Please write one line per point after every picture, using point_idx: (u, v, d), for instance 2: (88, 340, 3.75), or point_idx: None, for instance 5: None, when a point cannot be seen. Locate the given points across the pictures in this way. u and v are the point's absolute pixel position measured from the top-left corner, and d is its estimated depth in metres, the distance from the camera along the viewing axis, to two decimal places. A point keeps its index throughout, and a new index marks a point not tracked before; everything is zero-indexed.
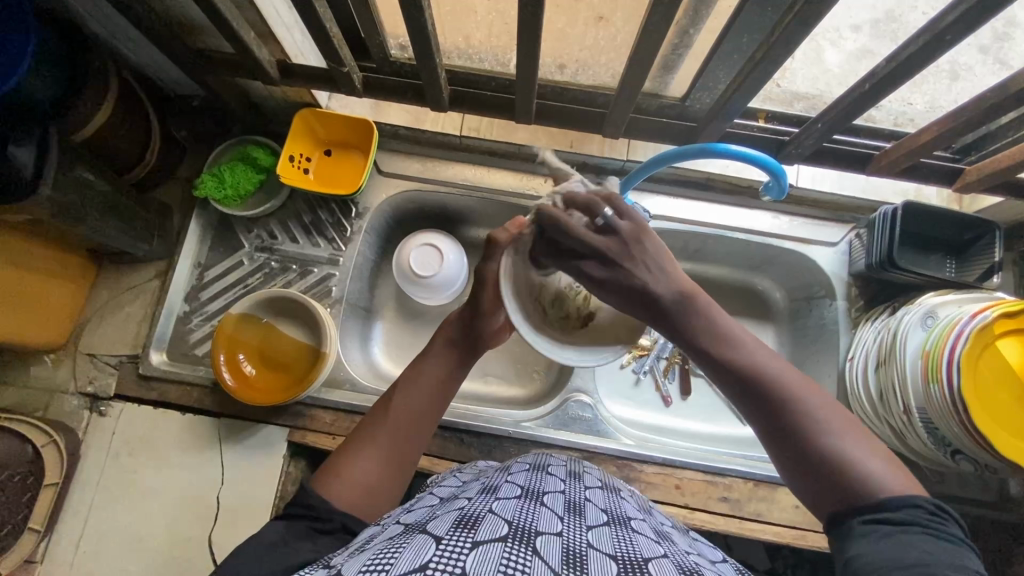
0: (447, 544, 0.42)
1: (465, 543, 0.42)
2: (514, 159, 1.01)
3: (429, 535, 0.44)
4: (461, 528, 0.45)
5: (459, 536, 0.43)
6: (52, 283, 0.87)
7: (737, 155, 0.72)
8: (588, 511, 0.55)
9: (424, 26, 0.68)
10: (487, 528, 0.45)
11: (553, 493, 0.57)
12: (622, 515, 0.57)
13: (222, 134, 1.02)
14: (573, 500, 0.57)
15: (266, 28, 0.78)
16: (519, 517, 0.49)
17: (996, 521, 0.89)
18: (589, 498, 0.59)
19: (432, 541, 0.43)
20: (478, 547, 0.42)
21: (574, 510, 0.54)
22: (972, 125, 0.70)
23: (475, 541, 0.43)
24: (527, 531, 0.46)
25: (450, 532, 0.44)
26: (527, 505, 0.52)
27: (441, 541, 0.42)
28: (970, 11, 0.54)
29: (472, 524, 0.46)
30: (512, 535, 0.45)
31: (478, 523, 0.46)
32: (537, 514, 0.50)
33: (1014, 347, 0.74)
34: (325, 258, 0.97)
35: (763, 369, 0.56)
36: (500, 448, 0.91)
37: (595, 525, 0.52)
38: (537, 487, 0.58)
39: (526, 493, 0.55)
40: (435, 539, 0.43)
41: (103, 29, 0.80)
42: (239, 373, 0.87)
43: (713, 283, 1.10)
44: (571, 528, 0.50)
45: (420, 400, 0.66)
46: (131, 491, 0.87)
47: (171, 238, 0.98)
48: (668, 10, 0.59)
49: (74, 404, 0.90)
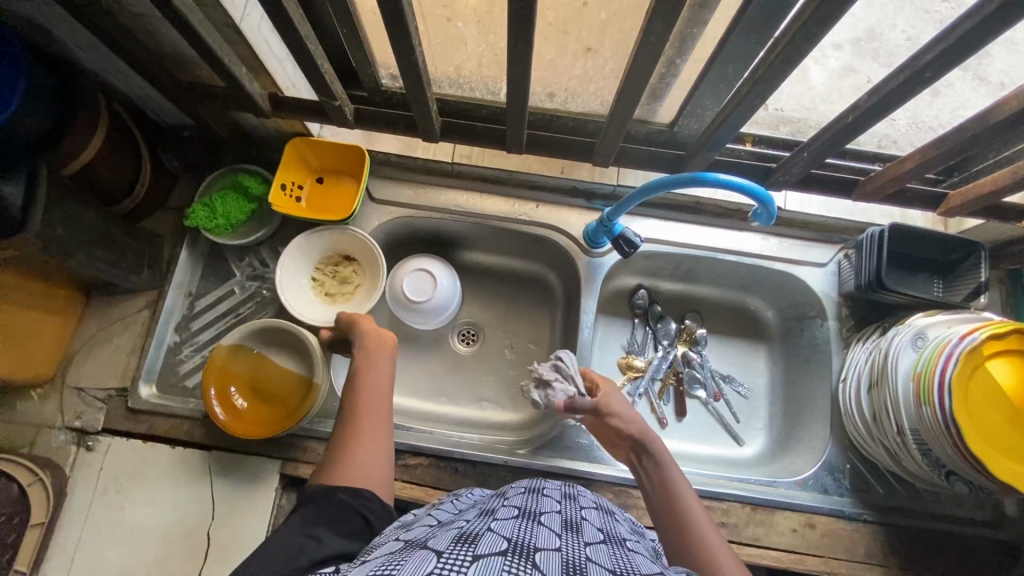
0: (447, 558, 0.42)
1: (465, 557, 0.42)
2: (506, 185, 1.02)
3: (431, 550, 0.44)
4: (461, 543, 0.45)
5: (459, 550, 0.43)
6: (41, 318, 0.86)
7: (723, 183, 0.73)
8: (584, 529, 0.55)
9: (414, 59, 0.69)
10: (487, 543, 0.45)
11: (549, 513, 0.56)
12: (618, 535, 0.57)
13: (213, 163, 1.02)
14: (570, 519, 0.56)
15: (258, 63, 0.78)
16: (517, 534, 0.48)
17: (993, 542, 0.89)
18: (585, 517, 0.59)
19: (432, 556, 0.43)
20: (479, 559, 0.42)
21: (570, 528, 0.54)
22: (953, 153, 0.72)
23: (475, 556, 0.43)
24: (526, 546, 0.46)
25: (451, 547, 0.44)
26: (525, 523, 0.52)
27: (442, 555, 0.43)
28: (949, 49, 0.55)
29: (472, 540, 0.46)
30: (511, 550, 0.44)
31: (478, 539, 0.46)
32: (536, 531, 0.50)
33: (1004, 367, 0.75)
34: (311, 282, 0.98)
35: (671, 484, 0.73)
36: (496, 476, 0.90)
37: (592, 542, 0.52)
38: (533, 507, 0.57)
39: (522, 514, 0.55)
40: (436, 554, 0.43)
41: (94, 64, 0.80)
42: (229, 407, 0.85)
43: (704, 304, 1.10)
44: (569, 544, 0.49)
45: (370, 396, 0.74)
46: (119, 529, 0.85)
47: (162, 267, 0.97)
48: (654, 46, 0.61)
49: (61, 439, 0.89)
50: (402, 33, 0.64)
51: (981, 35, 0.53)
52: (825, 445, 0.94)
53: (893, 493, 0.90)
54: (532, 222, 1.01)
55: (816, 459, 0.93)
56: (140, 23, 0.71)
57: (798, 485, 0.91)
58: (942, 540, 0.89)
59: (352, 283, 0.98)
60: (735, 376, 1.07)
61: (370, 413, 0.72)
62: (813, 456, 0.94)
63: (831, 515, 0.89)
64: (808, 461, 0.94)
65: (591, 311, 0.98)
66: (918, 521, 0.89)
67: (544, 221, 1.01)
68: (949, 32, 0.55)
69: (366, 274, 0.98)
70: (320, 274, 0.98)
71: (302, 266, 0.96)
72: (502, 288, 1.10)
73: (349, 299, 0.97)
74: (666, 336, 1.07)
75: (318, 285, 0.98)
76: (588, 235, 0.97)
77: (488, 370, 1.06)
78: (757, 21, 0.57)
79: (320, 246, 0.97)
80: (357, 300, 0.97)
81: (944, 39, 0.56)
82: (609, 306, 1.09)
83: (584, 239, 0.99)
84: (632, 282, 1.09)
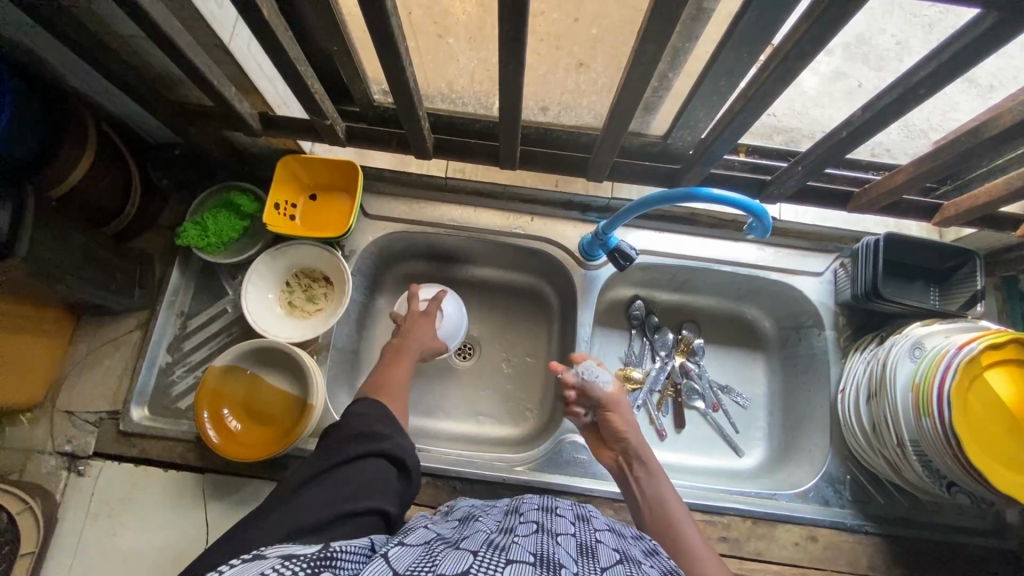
0: (482, 558, 0.45)
1: (499, 561, 0.45)
2: (500, 199, 1.01)
3: (466, 549, 0.47)
4: (493, 549, 0.48)
5: (493, 554, 0.46)
6: (29, 340, 0.84)
7: (718, 198, 0.72)
8: (600, 553, 0.54)
9: (405, 77, 0.68)
10: (516, 552, 0.48)
11: (567, 533, 0.57)
12: (634, 557, 0.57)
13: (204, 181, 1.01)
14: (585, 543, 0.56)
15: (248, 82, 0.78)
16: (542, 547, 0.50)
17: (997, 551, 0.88)
18: (600, 539, 0.59)
19: (469, 554, 0.46)
20: (511, 565, 0.45)
21: (588, 550, 0.54)
22: (949, 167, 0.71)
23: (507, 561, 0.45)
24: (551, 561, 0.47)
25: (484, 550, 0.47)
26: (546, 539, 0.53)
27: (478, 554, 0.46)
28: (943, 66, 0.55)
29: (502, 547, 0.48)
30: (540, 562, 0.46)
31: (508, 547, 0.49)
32: (558, 547, 0.51)
33: (1003, 378, 0.74)
34: (285, 285, 0.96)
35: (662, 497, 0.76)
36: (494, 494, 0.89)
37: (610, 565, 0.52)
38: (550, 525, 0.58)
39: (542, 529, 0.56)
40: (472, 553, 0.46)
41: (82, 83, 0.79)
42: (223, 429, 0.84)
43: (701, 313, 1.10)
44: (586, 570, 0.49)
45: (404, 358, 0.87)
46: (112, 555, 0.83)
47: (153, 288, 0.96)
48: (646, 66, 0.60)
49: (51, 465, 0.87)
50: (392, 52, 0.64)
51: (971, 55, 0.53)
52: (825, 456, 0.93)
53: (894, 504, 0.90)
54: (527, 236, 1.00)
55: (816, 470, 0.93)
56: (131, 44, 0.71)
57: (798, 498, 0.90)
58: (945, 550, 0.88)
59: (317, 303, 0.96)
60: (734, 386, 1.07)
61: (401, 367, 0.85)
62: (813, 467, 0.94)
63: (833, 528, 0.88)
64: (808, 473, 0.94)
65: (587, 323, 0.97)
66: (920, 533, 0.88)
67: (539, 234, 1.00)
68: (942, 50, 0.54)
69: (333, 301, 0.95)
70: (294, 282, 0.97)
71: (272, 268, 0.94)
72: (498, 301, 1.09)
73: (307, 316, 0.96)
74: (664, 347, 1.07)
75: (286, 292, 0.96)
76: (583, 248, 0.97)
77: (485, 384, 1.05)
78: (750, 36, 0.56)
79: (302, 257, 0.96)
80: (314, 322, 0.95)
81: (938, 56, 0.55)
82: (606, 318, 1.09)
83: (580, 252, 0.98)
84: (628, 293, 1.09)
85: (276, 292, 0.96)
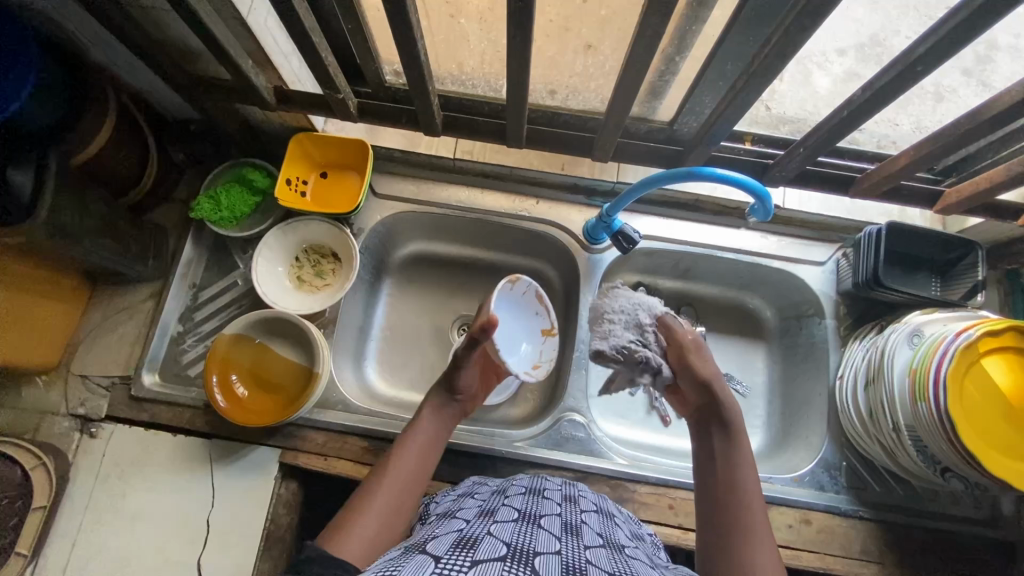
0: (446, 563, 0.45)
1: (464, 562, 0.46)
2: (506, 181, 1.04)
3: (429, 555, 0.48)
4: (461, 549, 0.48)
5: (458, 556, 0.47)
6: (47, 305, 0.87)
7: (723, 178, 0.73)
8: (583, 532, 0.57)
9: (416, 54, 0.70)
10: (486, 548, 0.49)
11: (549, 516, 0.59)
12: (616, 541, 0.60)
13: (218, 158, 1.03)
14: (569, 523, 0.59)
15: (263, 57, 0.80)
16: (517, 538, 0.52)
17: (990, 541, 0.89)
18: (584, 521, 0.61)
19: (431, 560, 0.46)
20: (478, 564, 0.45)
21: (569, 531, 0.56)
22: (947, 150, 0.72)
23: (474, 561, 0.46)
24: (526, 551, 0.49)
25: (450, 552, 0.48)
26: (524, 527, 0.55)
27: (440, 561, 0.46)
28: (941, 44, 0.56)
29: (471, 545, 0.49)
30: (511, 555, 0.48)
31: (477, 544, 0.50)
32: (535, 535, 0.53)
33: (1000, 366, 0.75)
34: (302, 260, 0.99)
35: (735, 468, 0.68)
36: (494, 468, 0.90)
37: (591, 546, 0.55)
38: (534, 510, 0.60)
39: (522, 517, 0.57)
40: (434, 559, 0.46)
41: (103, 56, 0.82)
42: (231, 395, 0.86)
43: (702, 301, 1.11)
44: (569, 547, 0.52)
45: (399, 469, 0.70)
46: (120, 515, 0.86)
47: (166, 259, 0.99)
48: (650, 43, 0.61)
49: (64, 426, 0.90)
50: (405, 26, 0.65)
51: (968, 32, 0.54)
52: (823, 443, 0.94)
53: (889, 491, 0.90)
54: (532, 218, 1.02)
55: (813, 456, 0.94)
56: (150, 17, 0.73)
57: (795, 482, 0.91)
58: (939, 539, 0.89)
59: (325, 279, 0.98)
60: (735, 374, 1.06)
61: (392, 482, 0.68)
62: (810, 453, 0.95)
63: (827, 512, 0.89)
64: (805, 458, 0.95)
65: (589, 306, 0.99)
66: (914, 520, 0.89)
67: (544, 217, 1.02)
68: (941, 27, 0.55)
69: (342, 275, 0.97)
70: (303, 258, 0.99)
71: (281, 245, 0.96)
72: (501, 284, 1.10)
73: (316, 292, 0.97)
74: None
75: (296, 266, 0.99)
76: (588, 232, 0.98)
77: None
78: (755, 15, 0.57)
79: (311, 233, 0.98)
80: (323, 296, 0.96)
81: (937, 31, 0.56)
82: None
83: (585, 236, 1.00)
84: (631, 279, 1.10)
85: (286, 266, 0.98)
